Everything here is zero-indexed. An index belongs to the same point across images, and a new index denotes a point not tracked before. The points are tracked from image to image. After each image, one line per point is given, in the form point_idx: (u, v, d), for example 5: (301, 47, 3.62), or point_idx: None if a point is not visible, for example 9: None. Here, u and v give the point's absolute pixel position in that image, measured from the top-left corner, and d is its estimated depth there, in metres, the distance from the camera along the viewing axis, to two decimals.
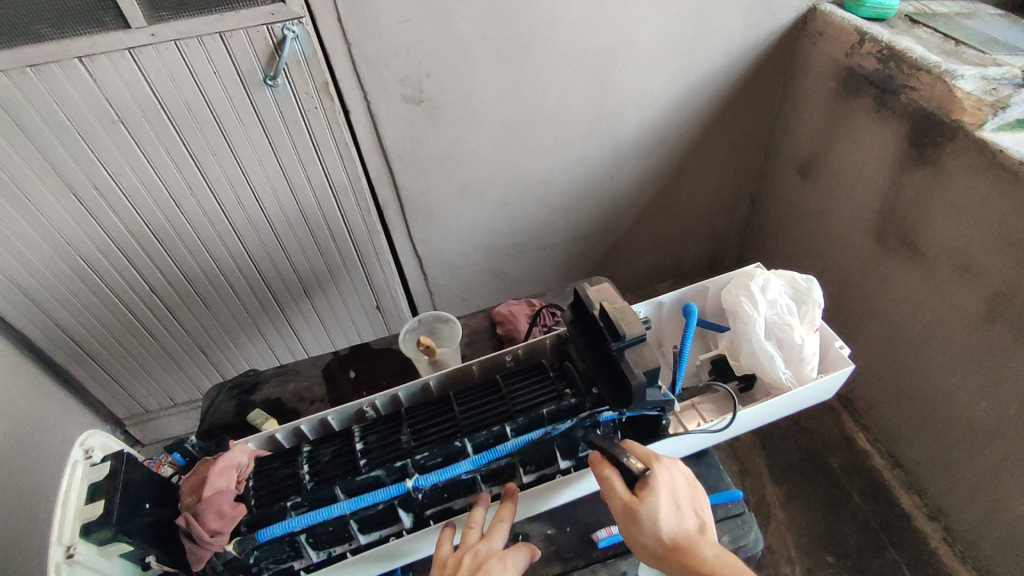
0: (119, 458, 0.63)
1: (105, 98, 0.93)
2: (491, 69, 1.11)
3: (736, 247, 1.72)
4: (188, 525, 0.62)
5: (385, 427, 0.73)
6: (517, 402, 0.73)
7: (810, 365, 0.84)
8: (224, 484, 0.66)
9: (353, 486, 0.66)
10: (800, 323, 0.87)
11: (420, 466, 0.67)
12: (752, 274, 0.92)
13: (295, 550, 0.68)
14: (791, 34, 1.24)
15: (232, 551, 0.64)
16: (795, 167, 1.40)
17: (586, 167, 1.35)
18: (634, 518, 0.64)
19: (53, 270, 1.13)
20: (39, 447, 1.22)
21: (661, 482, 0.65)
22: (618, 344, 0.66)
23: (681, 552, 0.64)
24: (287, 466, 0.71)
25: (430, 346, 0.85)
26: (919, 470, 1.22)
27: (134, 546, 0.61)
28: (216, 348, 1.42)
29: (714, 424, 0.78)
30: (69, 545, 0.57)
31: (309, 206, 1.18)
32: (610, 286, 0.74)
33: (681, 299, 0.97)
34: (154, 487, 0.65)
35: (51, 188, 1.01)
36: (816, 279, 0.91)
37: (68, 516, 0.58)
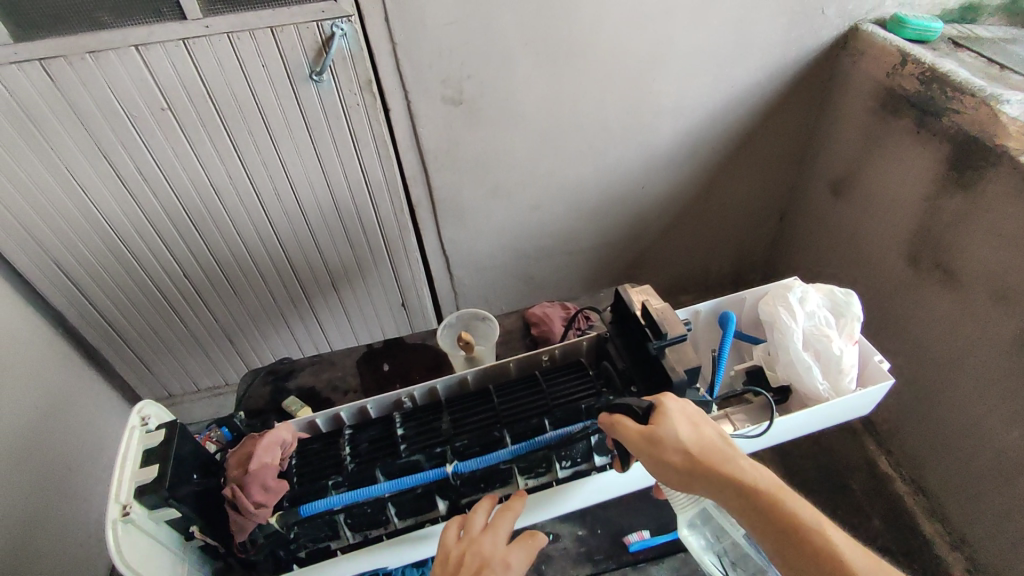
0: (174, 426, 0.65)
1: (156, 85, 0.95)
2: (531, 74, 1.12)
3: (763, 263, 1.71)
4: (235, 495, 0.65)
5: (424, 415, 0.75)
6: (556, 396, 0.74)
7: (848, 377, 0.84)
8: (269, 459, 0.68)
9: (393, 468, 0.68)
10: (838, 335, 0.88)
11: (459, 452, 0.70)
12: (790, 285, 0.93)
13: (334, 530, 0.70)
14: (830, 53, 1.24)
15: (274, 524, 0.65)
16: (828, 185, 1.40)
17: (618, 175, 1.36)
18: (655, 443, 0.63)
19: (93, 249, 1.16)
20: (66, 424, 1.24)
21: (671, 404, 0.65)
22: (658, 342, 0.68)
23: (710, 461, 0.62)
24: (327, 447, 0.73)
25: (469, 342, 0.87)
26: (943, 498, 1.20)
27: (182, 512, 0.62)
28: (243, 336, 1.44)
29: (749, 430, 0.79)
30: (125, 504, 0.59)
31: (343, 200, 1.20)
32: (651, 287, 0.78)
33: (718, 307, 0.97)
34: (198, 462, 0.67)
35: (98, 169, 1.04)
36: (854, 293, 0.92)
37: (124, 478, 0.60)
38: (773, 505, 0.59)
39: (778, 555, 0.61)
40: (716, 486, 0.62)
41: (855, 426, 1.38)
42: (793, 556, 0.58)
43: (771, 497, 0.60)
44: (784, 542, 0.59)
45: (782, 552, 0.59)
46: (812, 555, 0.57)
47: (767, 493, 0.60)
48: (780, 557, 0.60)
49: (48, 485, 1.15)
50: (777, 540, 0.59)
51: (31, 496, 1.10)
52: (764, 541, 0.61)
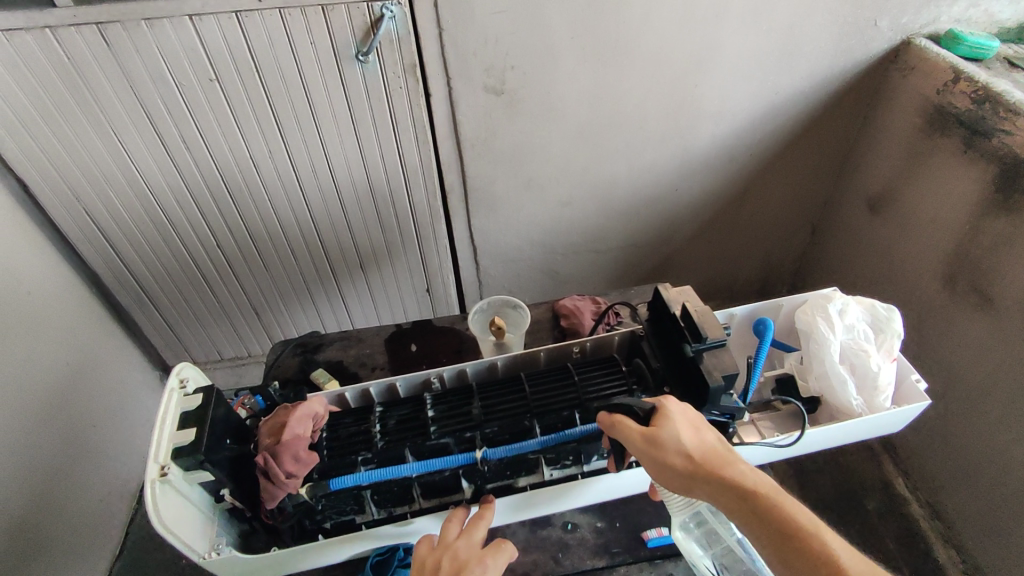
0: (210, 392, 0.66)
1: (206, 55, 0.97)
2: (574, 68, 1.12)
3: (790, 275, 1.69)
4: (266, 464, 0.65)
5: (455, 398, 0.75)
6: (589, 390, 0.74)
7: (883, 395, 0.83)
8: (302, 431, 0.69)
9: (423, 449, 0.70)
10: (877, 351, 0.86)
11: (488, 439, 0.71)
12: (830, 296, 0.92)
13: (359, 505, 0.71)
14: (879, 66, 1.22)
15: (304, 495, 0.67)
16: (865, 201, 1.38)
17: (653, 176, 1.35)
18: (656, 445, 0.63)
19: (131, 212, 1.18)
20: (93, 380, 1.27)
21: (673, 406, 0.65)
22: (697, 344, 0.68)
23: (711, 464, 0.62)
24: (358, 423, 0.73)
25: (501, 327, 0.87)
26: (960, 525, 1.17)
27: (214, 477, 0.64)
28: (268, 309, 1.45)
29: (778, 440, 0.78)
30: (164, 465, 0.60)
31: (377, 181, 1.21)
32: (690, 288, 0.77)
33: (753, 313, 0.96)
34: (233, 426, 0.68)
35: (144, 135, 1.06)
36: (897, 309, 0.90)
37: (163, 438, 0.62)
38: (773, 509, 0.59)
39: (776, 564, 0.59)
40: (715, 490, 0.61)
41: (872, 446, 1.36)
42: (791, 561, 0.57)
43: (771, 502, 0.59)
44: (783, 548, 0.58)
45: (781, 559, 0.58)
46: (812, 558, 0.56)
47: (767, 497, 0.59)
48: (777, 563, 0.59)
49: (71, 440, 1.18)
50: (774, 544, 0.58)
51: (53, 448, 1.13)
52: (763, 548, 0.60)
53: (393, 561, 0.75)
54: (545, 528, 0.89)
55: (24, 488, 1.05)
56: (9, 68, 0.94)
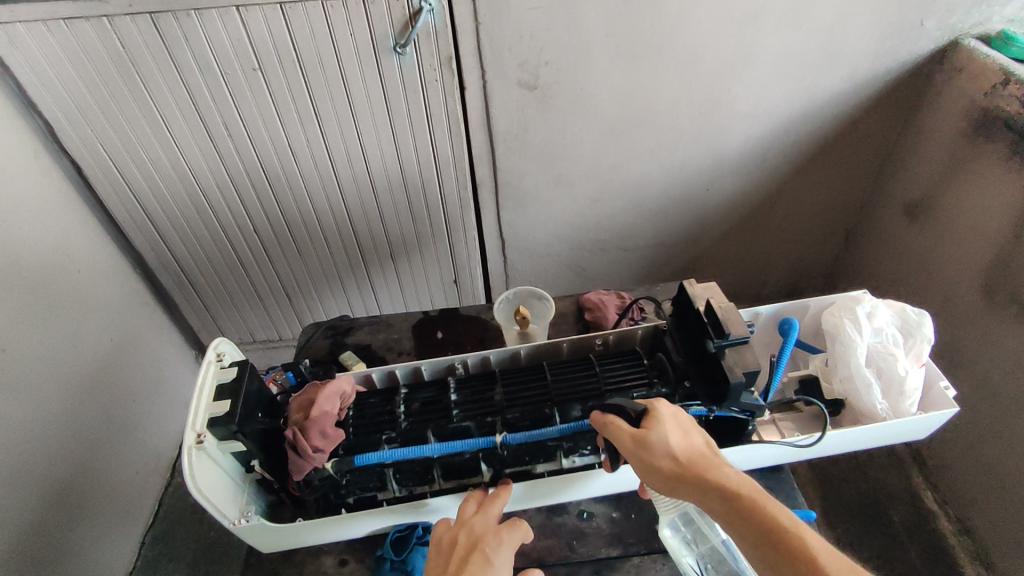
0: (245, 366, 0.69)
1: (251, 45, 1.00)
2: (608, 65, 1.12)
3: (824, 281, 1.65)
4: (295, 437, 0.68)
5: (477, 383, 0.76)
6: (610, 381, 0.75)
7: (910, 400, 0.82)
8: (329, 408, 0.71)
9: (444, 431, 0.71)
10: (905, 356, 0.85)
11: (508, 424, 0.72)
12: (860, 298, 0.90)
13: (381, 482, 0.73)
14: (923, 68, 1.19)
15: (329, 470, 0.69)
16: (903, 207, 1.35)
17: (684, 175, 1.34)
18: (644, 446, 0.63)
19: (175, 195, 1.22)
20: (133, 357, 1.32)
21: (664, 409, 0.65)
22: (719, 341, 0.67)
23: (698, 466, 0.61)
24: (383, 403, 0.76)
25: (526, 317, 0.88)
26: (989, 540, 1.14)
27: (246, 447, 0.67)
28: (301, 294, 1.49)
29: (800, 440, 0.77)
30: (200, 433, 0.63)
31: (410, 171, 1.23)
32: (716, 284, 0.76)
33: (779, 313, 0.95)
34: (265, 400, 0.71)
35: (189, 122, 1.10)
36: (928, 314, 0.88)
37: (200, 407, 0.65)
38: (758, 511, 0.57)
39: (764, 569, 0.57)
40: (701, 492, 0.60)
41: (901, 457, 1.33)
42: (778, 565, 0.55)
43: (756, 505, 0.57)
44: (770, 552, 0.55)
45: (769, 563, 0.56)
46: (796, 560, 0.54)
47: (753, 498, 0.58)
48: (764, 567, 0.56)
49: (111, 412, 1.24)
50: (760, 549, 0.56)
51: (94, 419, 1.19)
52: (751, 554, 0.58)
53: (412, 539, 0.75)
54: (560, 514, 0.87)
55: (67, 456, 1.11)
56: (69, 56, 0.99)
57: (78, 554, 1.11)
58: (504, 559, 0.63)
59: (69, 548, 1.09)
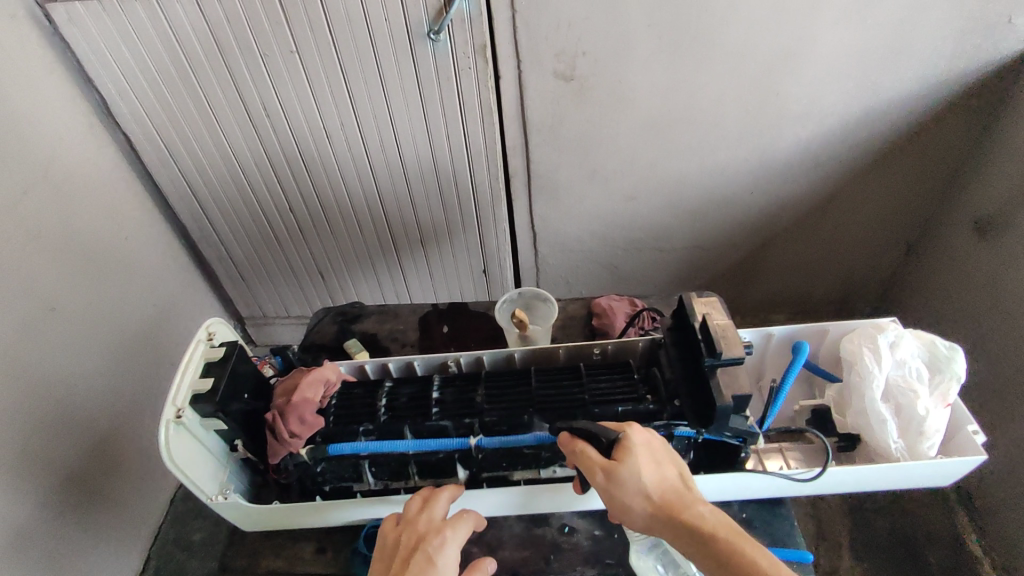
0: (233, 347, 0.72)
1: (289, 28, 1.02)
2: (649, 58, 1.08)
3: (875, 298, 1.55)
4: (274, 421, 0.70)
5: (462, 384, 0.75)
6: (596, 393, 0.72)
7: (928, 442, 0.76)
8: (311, 395, 0.72)
9: (422, 429, 0.71)
10: (929, 394, 0.79)
11: (486, 428, 0.71)
12: (884, 326, 0.84)
13: (357, 473, 0.74)
14: (1010, 72, 1.08)
15: (304, 456, 0.70)
16: (973, 223, 1.23)
17: (727, 177, 1.28)
18: (616, 483, 0.60)
19: (217, 171, 1.27)
20: (174, 324, 1.39)
21: (637, 438, 0.61)
22: (711, 360, 0.64)
23: (671, 506, 0.59)
24: (368, 395, 0.75)
25: (524, 321, 0.86)
26: None
27: (227, 426, 0.70)
28: (334, 275, 1.52)
29: (798, 473, 0.72)
30: (180, 408, 0.66)
31: (440, 159, 1.23)
32: (718, 299, 0.73)
33: (793, 336, 0.89)
34: (252, 382, 0.74)
35: (231, 102, 1.13)
36: (961, 349, 0.81)
37: (183, 383, 0.68)
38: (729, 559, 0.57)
39: None
40: (673, 533, 0.59)
41: (944, 495, 1.23)
42: None
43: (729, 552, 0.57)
44: None
45: None
46: None
47: (728, 544, 0.57)
48: None
49: (153, 374, 1.31)
50: None
51: (136, 379, 1.26)
52: None
53: None
54: (540, 526, 0.84)
55: (111, 411, 1.18)
56: (122, 35, 1.03)
57: (116, 503, 1.19)
58: (448, 557, 0.64)
59: (108, 498, 1.17)
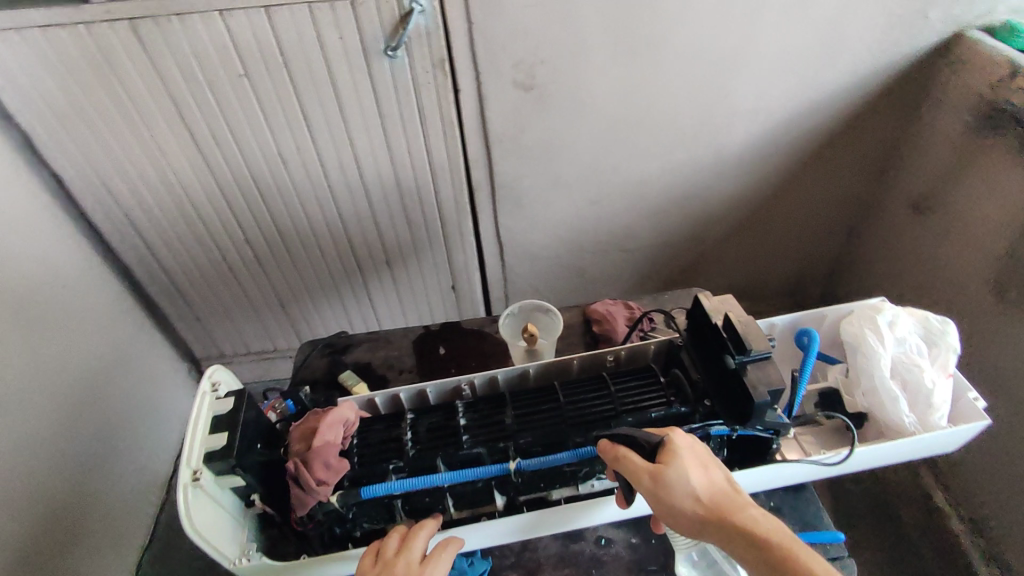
0: (242, 396, 0.67)
1: (236, 51, 0.97)
2: (605, 64, 1.09)
3: (826, 279, 1.64)
4: (297, 471, 0.66)
5: (487, 407, 0.74)
6: (624, 401, 0.73)
7: (939, 413, 0.80)
8: (332, 436, 0.69)
9: (455, 459, 0.69)
10: (932, 366, 0.83)
11: (522, 450, 0.70)
12: (880, 308, 0.89)
13: (389, 514, 0.71)
14: (930, 60, 1.17)
15: (335, 503, 0.67)
16: (909, 201, 1.33)
17: (684, 174, 1.32)
18: (664, 485, 0.60)
19: (161, 206, 1.18)
20: (124, 375, 1.29)
21: (680, 441, 0.62)
22: (741, 357, 0.66)
23: (720, 508, 0.59)
24: (388, 429, 0.73)
25: (535, 334, 0.86)
26: (1002, 544, 1.12)
27: (245, 481, 0.65)
28: (295, 305, 1.45)
29: (826, 458, 0.74)
30: (196, 470, 0.62)
31: (404, 177, 1.20)
32: (732, 296, 0.75)
33: (796, 324, 0.94)
34: (262, 431, 0.70)
35: (175, 131, 1.06)
36: (952, 322, 0.87)
37: (195, 441, 0.64)
38: (779, 561, 0.55)
39: None
40: (723, 535, 0.58)
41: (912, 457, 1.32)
42: None
43: (782, 553, 0.56)
44: None
45: None
46: None
47: (780, 545, 0.56)
48: None
49: (105, 430, 1.21)
50: None
51: (86, 438, 1.15)
52: None
53: None
54: (577, 541, 0.85)
55: (62, 476, 1.08)
56: (44, 67, 0.95)
57: None
58: None
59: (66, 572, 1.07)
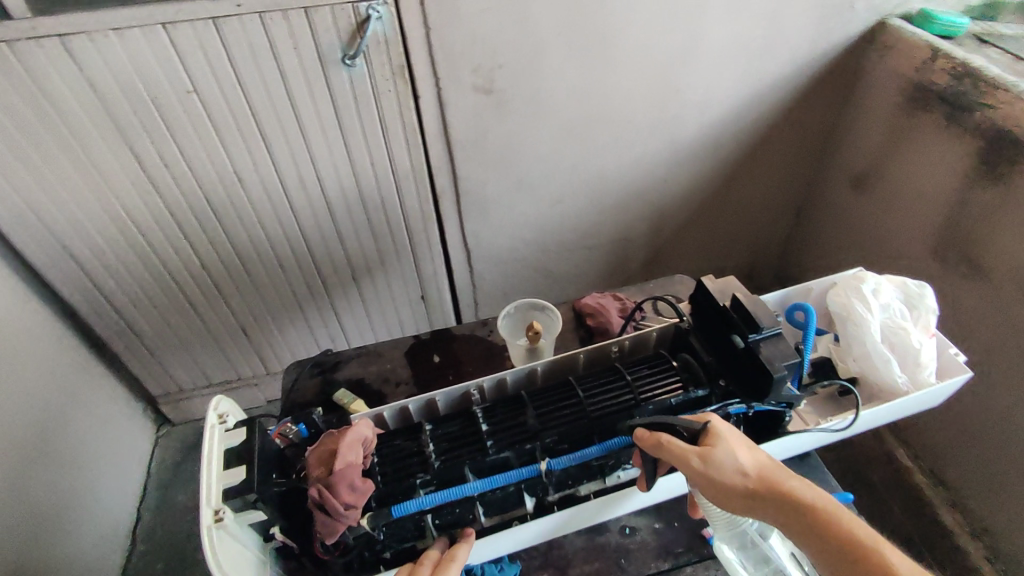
0: (254, 426, 0.65)
1: (183, 67, 0.92)
2: (562, 63, 1.11)
3: (778, 259, 1.72)
4: (322, 497, 0.62)
5: (506, 410, 0.74)
6: (643, 390, 0.75)
7: (927, 370, 0.83)
8: (354, 457, 0.65)
9: (483, 467, 0.70)
10: (915, 327, 0.87)
11: (547, 449, 0.72)
12: (862, 277, 0.92)
13: (419, 530, 0.71)
14: (858, 47, 1.25)
15: (365, 526, 0.66)
16: (849, 179, 1.41)
17: (642, 168, 1.36)
18: (715, 465, 0.61)
19: (106, 237, 1.10)
20: (74, 422, 1.19)
21: (721, 423, 0.64)
22: (755, 335, 0.69)
23: (769, 481, 0.61)
24: (410, 441, 0.72)
25: (539, 331, 0.89)
26: (964, 491, 1.21)
27: (267, 516, 0.63)
28: (258, 330, 1.39)
29: (832, 425, 0.78)
30: (218, 509, 0.59)
31: (368, 189, 1.18)
32: (732, 278, 0.79)
33: (784, 299, 0.97)
34: (278, 462, 0.67)
35: (118, 155, 1.00)
36: (927, 285, 0.91)
37: (212, 479, 0.61)
38: (833, 522, 0.58)
39: None
40: (776, 507, 0.60)
41: None
42: None
43: (833, 516, 0.59)
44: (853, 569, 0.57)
45: None
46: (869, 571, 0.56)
47: (829, 510, 0.59)
48: None
49: (58, 484, 1.12)
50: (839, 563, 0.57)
51: (37, 494, 1.06)
52: (825, 566, 0.59)
53: None
54: (602, 534, 0.86)
55: (15, 538, 0.98)
56: None
57: None
58: None
59: None
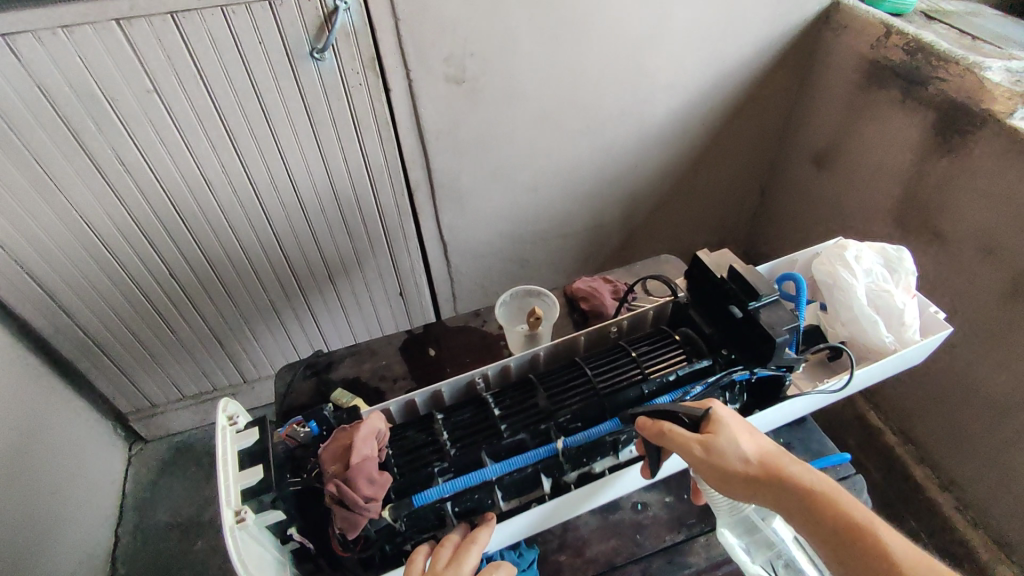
0: (265, 427, 0.66)
1: (144, 66, 0.88)
2: (533, 51, 1.11)
3: (745, 237, 1.78)
4: (341, 491, 0.61)
5: (516, 395, 0.76)
6: (646, 364, 0.77)
7: (911, 329, 0.88)
8: (370, 451, 0.65)
9: (500, 450, 0.70)
10: (897, 289, 0.91)
11: (562, 428, 0.73)
12: (844, 245, 0.95)
13: (440, 519, 0.70)
14: (815, 27, 1.30)
15: (387, 518, 0.65)
16: (811, 156, 1.47)
17: (614, 154, 1.37)
18: (716, 452, 0.63)
19: (64, 249, 1.04)
20: (42, 446, 1.13)
21: (723, 411, 0.66)
22: (755, 302, 0.72)
23: (768, 466, 0.63)
24: (423, 432, 0.73)
25: (540, 317, 0.90)
26: (931, 446, 1.28)
27: (285, 514, 0.64)
28: (233, 338, 1.35)
29: (829, 386, 0.81)
30: (239, 509, 0.59)
31: (342, 187, 1.16)
32: (726, 251, 0.82)
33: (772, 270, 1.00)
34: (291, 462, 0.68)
35: (74, 162, 0.95)
36: (905, 249, 0.94)
37: (229, 481, 0.61)
38: (830, 505, 0.60)
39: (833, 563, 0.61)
40: (775, 492, 0.62)
41: None
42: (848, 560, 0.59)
43: (829, 501, 0.60)
44: (847, 553, 0.59)
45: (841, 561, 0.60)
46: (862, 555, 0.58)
47: (825, 495, 0.61)
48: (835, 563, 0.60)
49: (30, 511, 1.06)
50: (834, 546, 0.60)
51: (8, 523, 1.00)
52: (820, 549, 0.61)
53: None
54: (615, 511, 0.88)
55: None
56: None
57: None
58: None
59: None
